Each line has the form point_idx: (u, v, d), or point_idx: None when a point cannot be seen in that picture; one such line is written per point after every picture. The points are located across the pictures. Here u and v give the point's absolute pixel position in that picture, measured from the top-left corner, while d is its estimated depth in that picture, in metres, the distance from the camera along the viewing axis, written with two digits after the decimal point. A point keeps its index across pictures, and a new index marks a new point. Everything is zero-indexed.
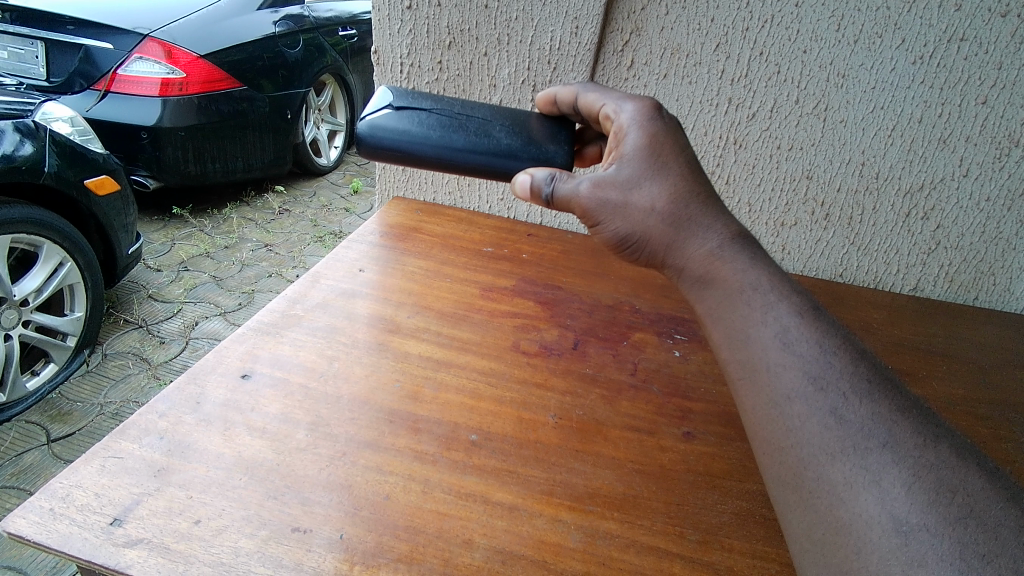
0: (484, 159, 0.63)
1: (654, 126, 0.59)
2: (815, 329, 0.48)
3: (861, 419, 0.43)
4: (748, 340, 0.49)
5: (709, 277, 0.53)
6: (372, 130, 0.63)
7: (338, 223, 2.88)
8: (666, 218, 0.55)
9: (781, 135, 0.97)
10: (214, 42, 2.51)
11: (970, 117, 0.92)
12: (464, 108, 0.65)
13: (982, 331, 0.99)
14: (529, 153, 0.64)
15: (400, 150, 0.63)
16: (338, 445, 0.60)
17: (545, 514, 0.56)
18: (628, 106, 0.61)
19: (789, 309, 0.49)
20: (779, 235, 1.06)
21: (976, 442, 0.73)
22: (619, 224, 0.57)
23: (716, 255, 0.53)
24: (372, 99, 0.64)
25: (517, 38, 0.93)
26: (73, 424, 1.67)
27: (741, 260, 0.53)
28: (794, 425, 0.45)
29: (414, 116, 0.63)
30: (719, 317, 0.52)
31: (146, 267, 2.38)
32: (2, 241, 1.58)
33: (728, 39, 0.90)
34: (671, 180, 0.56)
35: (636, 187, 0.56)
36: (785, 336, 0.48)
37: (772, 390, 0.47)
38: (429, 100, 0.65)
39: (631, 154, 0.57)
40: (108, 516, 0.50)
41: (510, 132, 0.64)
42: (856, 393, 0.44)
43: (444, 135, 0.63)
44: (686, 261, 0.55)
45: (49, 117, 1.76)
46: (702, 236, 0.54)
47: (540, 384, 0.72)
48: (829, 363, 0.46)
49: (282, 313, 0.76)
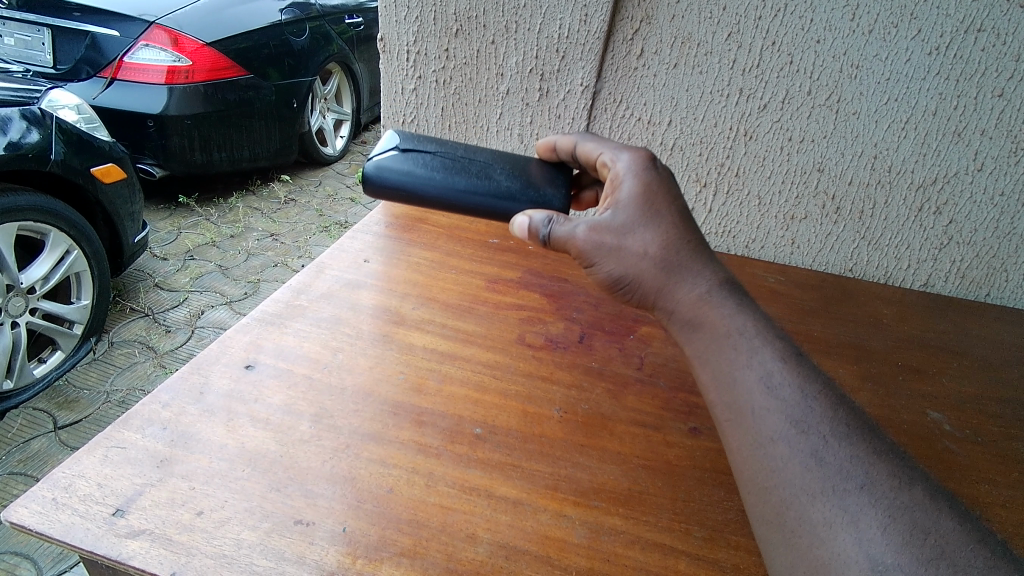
0: (483, 202, 0.61)
1: (649, 176, 0.57)
2: (798, 374, 0.48)
3: (840, 461, 0.43)
4: (735, 383, 0.48)
5: (697, 322, 0.52)
6: (378, 170, 0.62)
7: (343, 213, 2.88)
8: (659, 262, 0.54)
9: (792, 127, 0.95)
10: (220, 30, 2.49)
11: (986, 110, 0.90)
12: (467, 152, 0.64)
13: (993, 328, 0.97)
14: (527, 196, 0.62)
15: (406, 189, 0.62)
16: (341, 438, 0.59)
17: (549, 509, 0.55)
18: (623, 155, 0.59)
19: (773, 353, 0.49)
20: (788, 229, 1.05)
21: (986, 442, 0.72)
22: (612, 267, 0.55)
23: (705, 300, 0.52)
24: (379, 143, 0.64)
25: (525, 27, 0.92)
26: (80, 412, 1.68)
27: (727, 306, 0.52)
28: (777, 467, 0.45)
29: (418, 158, 0.62)
30: (706, 360, 0.51)
31: (152, 256, 2.38)
32: (9, 229, 1.58)
33: (740, 28, 0.88)
34: (664, 227, 0.55)
35: (630, 233, 0.54)
36: (769, 380, 0.47)
37: (756, 431, 0.46)
38: (434, 143, 0.64)
39: (626, 201, 0.56)
40: (110, 506, 0.50)
41: (510, 175, 0.63)
42: (837, 436, 0.44)
43: (447, 177, 0.61)
44: (675, 305, 0.53)
45: (55, 104, 1.75)
46: (691, 281, 0.53)
47: (545, 376, 0.71)
48: (811, 407, 0.46)
49: (286, 304, 0.76)
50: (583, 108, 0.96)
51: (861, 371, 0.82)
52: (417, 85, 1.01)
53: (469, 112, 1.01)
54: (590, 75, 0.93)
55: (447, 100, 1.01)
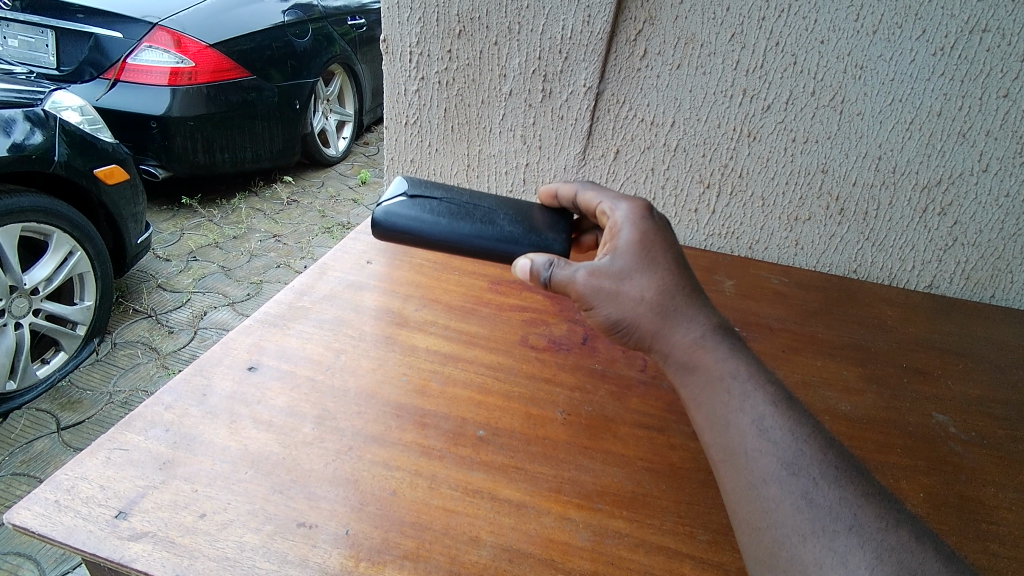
0: (487, 248, 0.62)
1: (647, 225, 0.57)
2: (788, 418, 0.48)
3: (830, 502, 0.44)
4: (728, 426, 0.49)
5: (692, 366, 0.52)
6: (386, 215, 0.61)
7: (346, 214, 2.88)
8: (656, 307, 0.53)
9: (796, 128, 0.95)
10: (223, 31, 2.50)
11: (991, 110, 0.89)
12: (472, 198, 0.65)
13: (998, 330, 0.97)
14: (529, 241, 0.62)
15: (413, 233, 0.61)
16: (344, 439, 0.59)
17: (552, 512, 0.55)
18: (621, 204, 0.60)
19: (765, 397, 0.49)
20: (792, 230, 1.04)
21: (992, 444, 0.72)
22: (611, 311, 0.54)
23: (699, 344, 0.52)
24: (387, 188, 0.64)
25: (528, 28, 0.92)
26: (83, 413, 1.68)
27: (721, 349, 0.52)
28: (769, 508, 0.45)
29: (425, 204, 0.62)
30: (701, 403, 0.51)
31: (154, 257, 2.38)
32: (13, 231, 1.59)
33: (744, 28, 0.88)
34: (661, 273, 0.54)
35: (628, 278, 0.54)
36: (761, 423, 0.48)
37: (749, 472, 0.47)
38: (440, 189, 0.64)
39: (624, 247, 0.56)
40: (112, 509, 0.50)
41: (513, 221, 0.63)
42: (826, 479, 0.45)
43: (453, 222, 0.61)
44: (670, 347, 0.53)
45: (58, 106, 1.75)
46: (686, 325, 0.53)
47: (547, 378, 0.71)
48: (801, 450, 0.46)
49: (288, 305, 0.76)
50: (585, 109, 0.96)
51: (866, 373, 0.81)
52: (419, 86, 1.01)
53: (472, 113, 1.01)
54: (593, 77, 0.93)
55: (449, 101, 1.01)
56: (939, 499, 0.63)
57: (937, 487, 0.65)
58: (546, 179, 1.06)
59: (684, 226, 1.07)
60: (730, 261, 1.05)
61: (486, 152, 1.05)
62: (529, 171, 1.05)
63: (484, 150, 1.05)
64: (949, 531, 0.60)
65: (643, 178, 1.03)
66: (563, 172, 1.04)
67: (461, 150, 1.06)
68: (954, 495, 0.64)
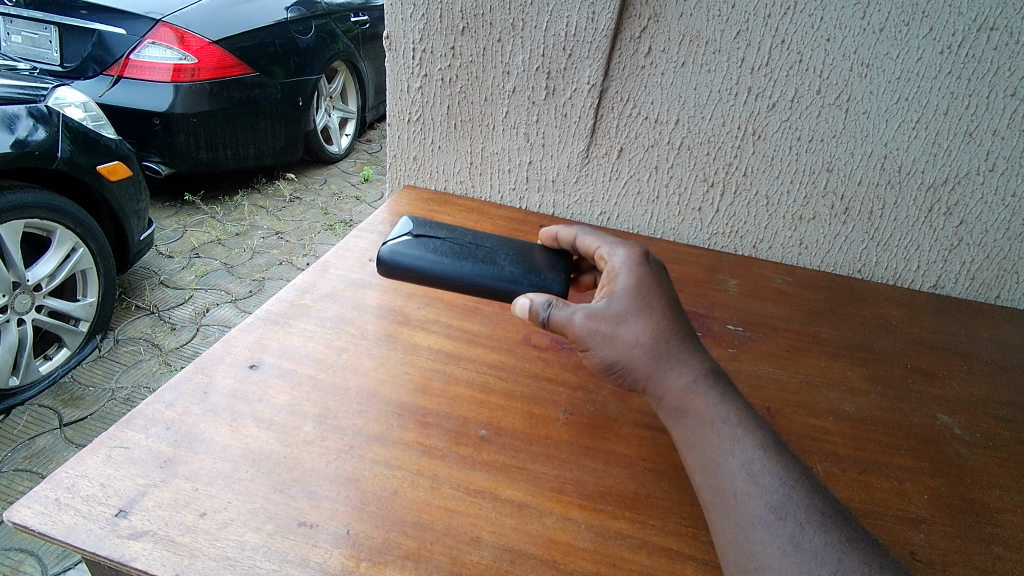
0: (489, 287, 0.61)
1: (643, 271, 0.59)
2: (777, 462, 0.49)
3: (815, 546, 0.45)
4: (719, 468, 0.50)
5: (685, 409, 0.53)
6: (391, 254, 0.62)
7: (348, 211, 2.88)
8: (651, 351, 0.54)
9: (801, 127, 0.94)
10: (227, 28, 2.49)
11: (998, 109, 0.89)
12: (474, 238, 0.66)
13: (1003, 332, 0.97)
14: (529, 281, 0.62)
15: (417, 271, 0.61)
16: (346, 438, 0.59)
17: (555, 513, 0.55)
18: (617, 251, 0.62)
19: (754, 441, 0.50)
20: (796, 229, 1.04)
21: (998, 446, 0.72)
22: (606, 354, 0.55)
23: (692, 389, 0.53)
24: (393, 229, 0.65)
25: (532, 25, 0.91)
26: (85, 409, 1.68)
27: (713, 394, 0.53)
28: (756, 551, 0.46)
29: (429, 243, 0.63)
30: (692, 445, 0.52)
31: (157, 253, 2.38)
32: (16, 227, 1.58)
33: (749, 26, 0.87)
34: (656, 317, 0.56)
35: (624, 321, 0.55)
36: (749, 467, 0.49)
37: (737, 515, 0.48)
38: (444, 230, 0.65)
39: (620, 291, 0.57)
40: (113, 507, 0.50)
41: (513, 261, 0.64)
42: (812, 523, 0.46)
43: (455, 261, 0.62)
44: (663, 391, 0.54)
45: (62, 102, 1.75)
46: (678, 369, 0.54)
47: (550, 378, 0.70)
48: (788, 495, 0.47)
49: (291, 303, 0.76)
50: (589, 106, 0.96)
51: (870, 374, 0.81)
52: (423, 83, 1.00)
53: (475, 111, 1.01)
54: (597, 73, 0.93)
55: (452, 98, 1.00)
56: (944, 502, 0.62)
57: (942, 489, 0.64)
58: (548, 178, 1.05)
59: (686, 225, 1.06)
60: (733, 260, 1.04)
61: (489, 150, 1.05)
62: (531, 169, 1.05)
63: (487, 148, 1.04)
64: (954, 533, 0.59)
65: (647, 176, 1.02)
66: (565, 170, 1.04)
67: (464, 148, 1.05)
68: (959, 497, 0.63)
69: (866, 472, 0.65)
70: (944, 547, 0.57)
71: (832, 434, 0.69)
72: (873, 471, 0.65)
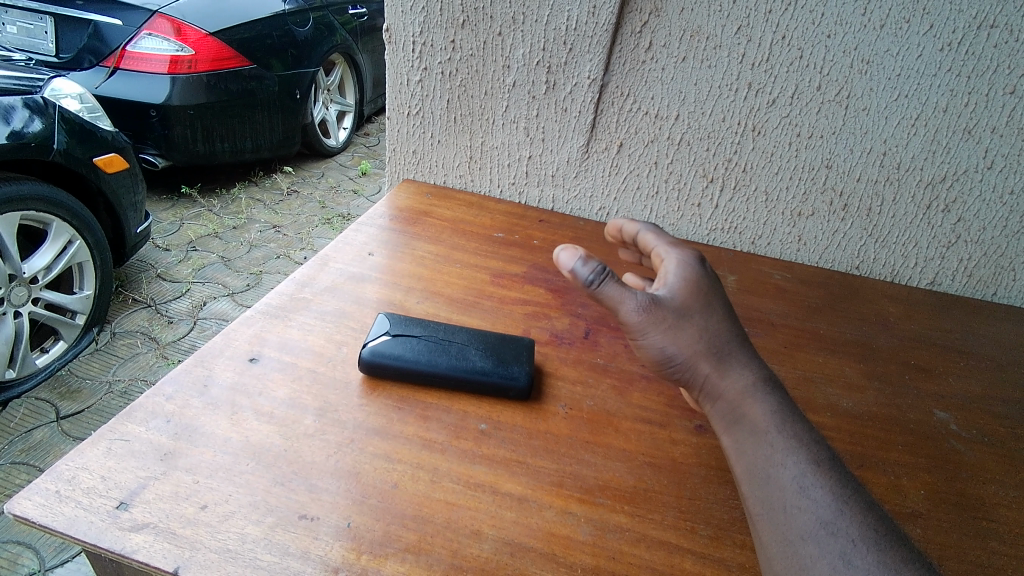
0: (464, 383, 0.65)
1: (702, 273, 0.58)
2: (830, 477, 0.46)
3: (868, 566, 0.41)
4: (768, 479, 0.47)
5: (740, 414, 0.50)
6: (373, 353, 0.65)
7: (346, 205, 2.88)
8: (712, 349, 0.53)
9: (800, 123, 0.94)
10: (224, 19, 2.48)
11: (997, 107, 0.89)
12: (447, 333, 0.70)
13: (999, 327, 0.97)
14: (498, 373, 0.66)
15: (396, 373, 0.65)
16: (346, 432, 0.59)
17: (554, 506, 0.55)
18: (674, 250, 0.61)
19: (807, 454, 0.47)
20: (795, 226, 1.04)
21: (994, 442, 0.72)
22: (665, 344, 0.53)
23: (750, 393, 0.51)
24: (372, 327, 0.69)
25: (533, 18, 0.91)
26: (82, 402, 1.68)
27: (769, 402, 0.51)
28: (805, 566, 0.43)
29: (405, 342, 0.67)
30: (743, 453, 0.49)
31: (154, 246, 2.38)
32: (12, 219, 1.58)
33: (750, 21, 0.87)
34: (717, 319, 0.55)
35: (687, 316, 0.54)
36: (801, 480, 0.46)
37: (786, 528, 0.44)
38: (420, 326, 0.70)
39: (679, 287, 0.56)
40: (114, 499, 0.50)
41: (483, 354, 0.67)
42: (866, 540, 0.42)
43: (429, 358, 0.66)
44: (719, 393, 0.52)
45: (57, 94, 1.74)
46: (739, 371, 0.52)
47: (550, 372, 0.71)
48: (841, 510, 0.44)
49: (290, 297, 0.76)
50: (589, 101, 0.96)
51: (867, 370, 0.81)
52: (422, 77, 1.00)
53: (475, 105, 1.00)
54: (597, 68, 0.93)
55: (452, 91, 1.00)
56: (940, 497, 0.63)
57: (938, 484, 0.64)
58: (548, 173, 1.06)
59: (685, 220, 1.06)
60: (732, 256, 1.05)
61: (489, 144, 1.04)
62: (531, 165, 1.05)
63: (486, 142, 1.04)
64: (950, 528, 0.60)
65: (647, 172, 1.02)
66: (565, 165, 1.04)
67: (464, 142, 1.05)
68: (954, 492, 0.64)
69: (863, 467, 0.65)
70: (940, 541, 0.58)
71: (829, 429, 0.70)
72: (870, 466, 0.65)
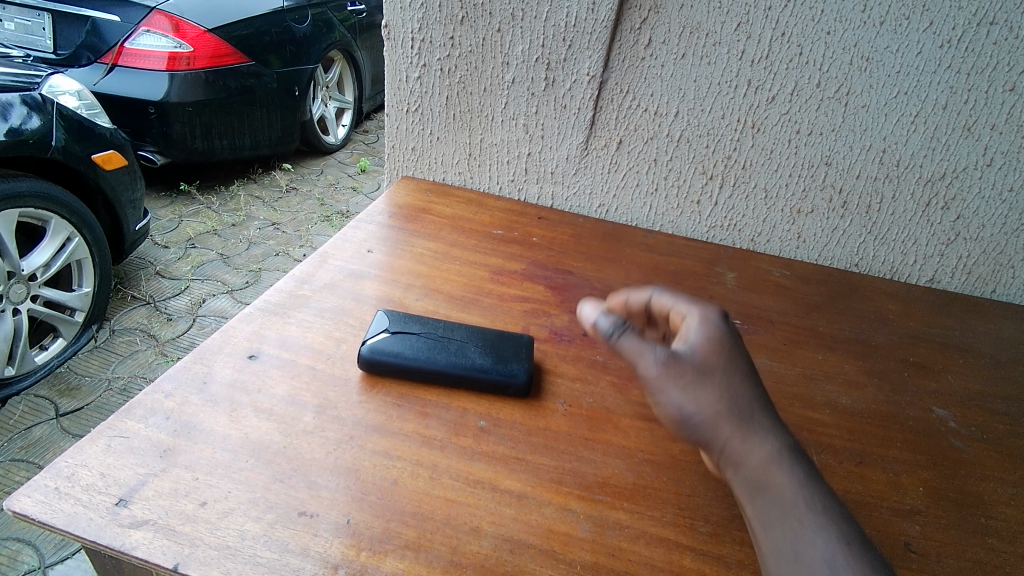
0: (463, 380, 0.65)
1: (727, 331, 0.51)
2: (863, 559, 0.42)
3: None
4: (798, 558, 0.42)
5: (765, 485, 0.45)
6: (371, 350, 0.66)
7: (345, 202, 2.87)
8: (735, 412, 0.46)
9: (800, 120, 0.94)
10: (222, 16, 2.47)
11: (997, 104, 0.89)
12: (446, 330, 0.70)
13: (998, 324, 0.97)
14: (498, 370, 0.66)
15: (395, 370, 0.65)
16: (346, 429, 0.59)
17: (553, 503, 0.55)
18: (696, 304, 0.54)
19: (837, 533, 0.43)
20: (794, 223, 1.04)
21: (992, 439, 0.72)
22: (683, 404, 0.46)
23: (776, 463, 0.45)
24: (371, 325, 0.69)
25: (532, 14, 0.91)
26: (81, 399, 1.68)
27: (796, 473, 0.45)
28: None
29: (405, 339, 0.67)
30: (769, 527, 0.44)
31: (153, 243, 2.37)
32: (10, 215, 1.57)
33: (750, 18, 0.87)
34: (743, 378, 0.48)
35: (710, 375, 0.47)
36: (833, 563, 0.41)
37: None
38: (419, 324, 0.70)
39: (701, 342, 0.50)
40: (113, 496, 0.50)
41: (483, 352, 0.67)
42: None
43: (429, 355, 0.66)
44: (742, 461, 0.45)
45: (55, 90, 1.73)
46: (763, 439, 0.46)
47: (549, 369, 0.71)
48: None
49: (289, 293, 0.76)
50: (589, 97, 0.96)
51: (866, 367, 0.81)
52: (421, 73, 1.00)
53: (474, 102, 1.00)
54: (596, 64, 0.93)
55: (451, 88, 1.00)
56: (939, 493, 0.63)
57: (937, 481, 0.65)
58: (547, 170, 1.05)
59: (685, 218, 1.06)
60: (731, 254, 1.05)
61: (488, 141, 1.04)
62: (530, 162, 1.05)
63: (485, 140, 1.04)
64: (948, 524, 0.60)
65: (646, 169, 1.02)
66: (564, 162, 1.04)
67: (463, 139, 1.05)
68: (953, 489, 0.64)
69: (862, 464, 0.65)
70: (939, 538, 0.58)
71: (828, 426, 0.70)
72: (868, 463, 0.66)
